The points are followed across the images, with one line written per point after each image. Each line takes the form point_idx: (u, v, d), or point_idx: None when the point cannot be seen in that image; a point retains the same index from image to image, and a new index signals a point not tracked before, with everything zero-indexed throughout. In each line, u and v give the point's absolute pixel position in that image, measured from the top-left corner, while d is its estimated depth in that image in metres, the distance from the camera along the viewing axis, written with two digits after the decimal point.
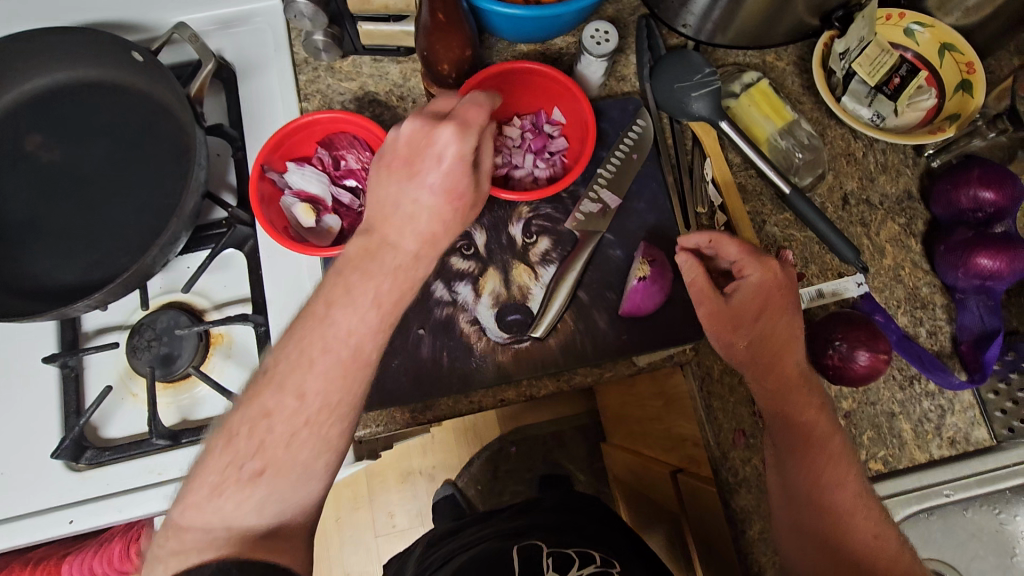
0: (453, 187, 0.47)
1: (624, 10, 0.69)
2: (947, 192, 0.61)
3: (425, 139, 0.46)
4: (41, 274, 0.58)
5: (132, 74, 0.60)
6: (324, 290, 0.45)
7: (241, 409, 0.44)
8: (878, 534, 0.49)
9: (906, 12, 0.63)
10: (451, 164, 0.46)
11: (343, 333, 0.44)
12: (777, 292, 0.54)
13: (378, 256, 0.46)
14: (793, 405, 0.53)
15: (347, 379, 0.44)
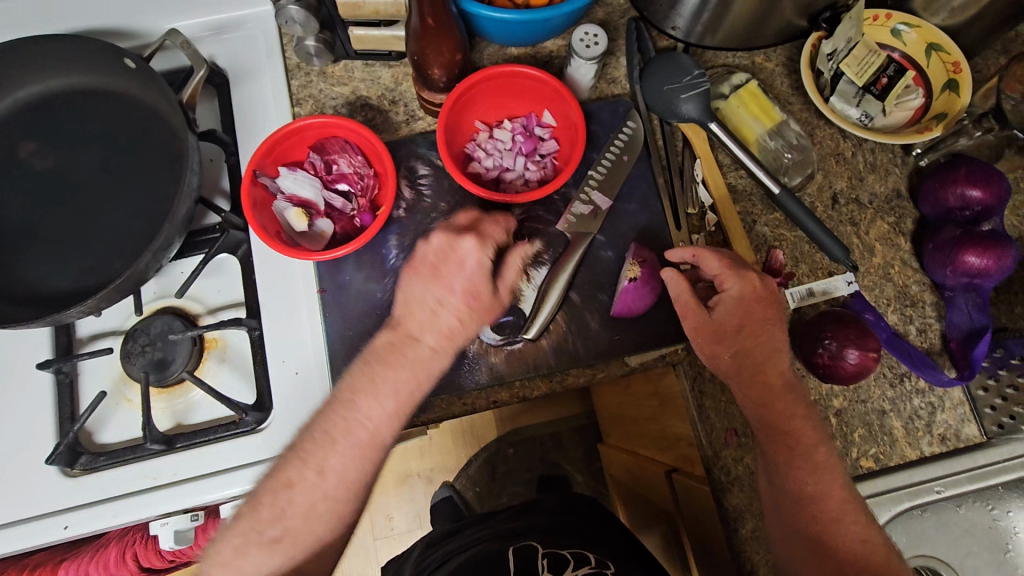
0: (475, 291, 0.50)
1: (614, 12, 0.69)
2: (935, 191, 0.61)
3: (448, 249, 0.50)
4: (35, 280, 0.58)
5: (124, 80, 0.60)
6: (351, 379, 0.50)
7: (267, 478, 0.50)
8: (866, 537, 0.50)
9: (893, 12, 0.64)
10: (472, 269, 0.50)
11: (361, 419, 0.49)
12: (760, 299, 0.55)
13: (401, 350, 0.50)
14: (779, 415, 0.53)
15: (362, 459, 0.49)
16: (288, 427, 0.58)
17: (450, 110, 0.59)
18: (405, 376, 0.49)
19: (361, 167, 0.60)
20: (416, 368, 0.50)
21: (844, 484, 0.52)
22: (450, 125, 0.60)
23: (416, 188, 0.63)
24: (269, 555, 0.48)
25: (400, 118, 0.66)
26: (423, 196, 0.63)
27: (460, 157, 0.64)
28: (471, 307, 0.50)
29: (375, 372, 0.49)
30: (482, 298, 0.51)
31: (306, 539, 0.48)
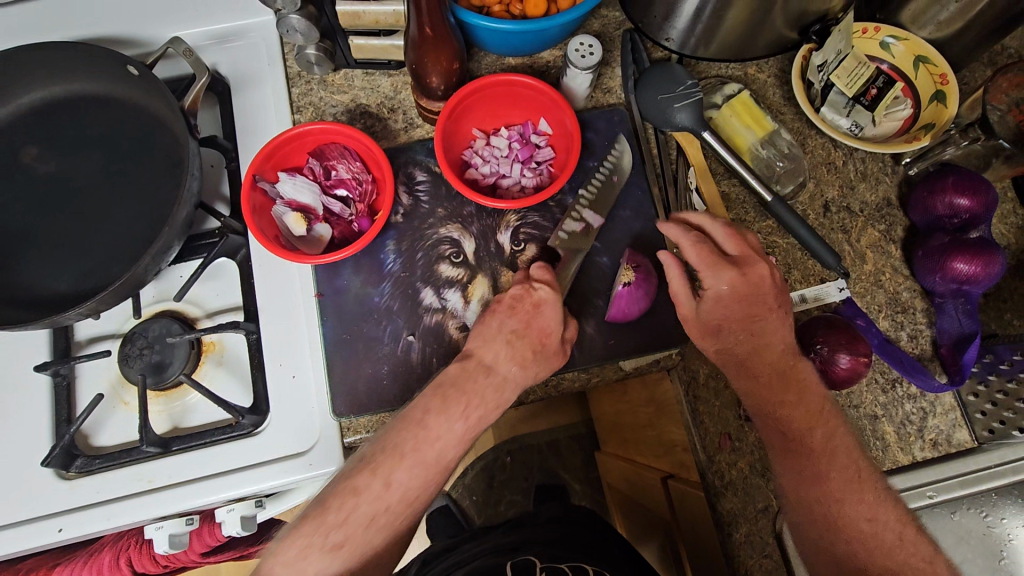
0: (551, 339, 0.55)
1: (610, 25, 0.71)
2: (924, 199, 0.62)
3: (525, 293, 0.55)
4: (33, 284, 0.58)
5: (127, 87, 0.62)
6: (422, 399, 0.51)
7: (334, 485, 0.48)
8: (873, 517, 0.49)
9: (881, 26, 0.66)
10: (557, 308, 0.55)
11: (432, 438, 0.49)
12: (744, 295, 0.54)
13: (474, 376, 0.52)
14: (773, 402, 0.52)
15: (427, 475, 0.49)
16: (286, 431, 0.58)
17: (447, 118, 0.60)
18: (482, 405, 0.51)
19: (360, 172, 0.61)
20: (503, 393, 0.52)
21: (847, 466, 0.50)
22: (447, 133, 0.61)
23: (413, 194, 0.64)
24: (331, 559, 0.45)
25: (399, 125, 0.67)
26: (421, 202, 0.64)
27: (458, 164, 0.65)
28: (543, 347, 0.54)
29: (450, 397, 0.51)
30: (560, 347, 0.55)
31: (366, 547, 0.47)
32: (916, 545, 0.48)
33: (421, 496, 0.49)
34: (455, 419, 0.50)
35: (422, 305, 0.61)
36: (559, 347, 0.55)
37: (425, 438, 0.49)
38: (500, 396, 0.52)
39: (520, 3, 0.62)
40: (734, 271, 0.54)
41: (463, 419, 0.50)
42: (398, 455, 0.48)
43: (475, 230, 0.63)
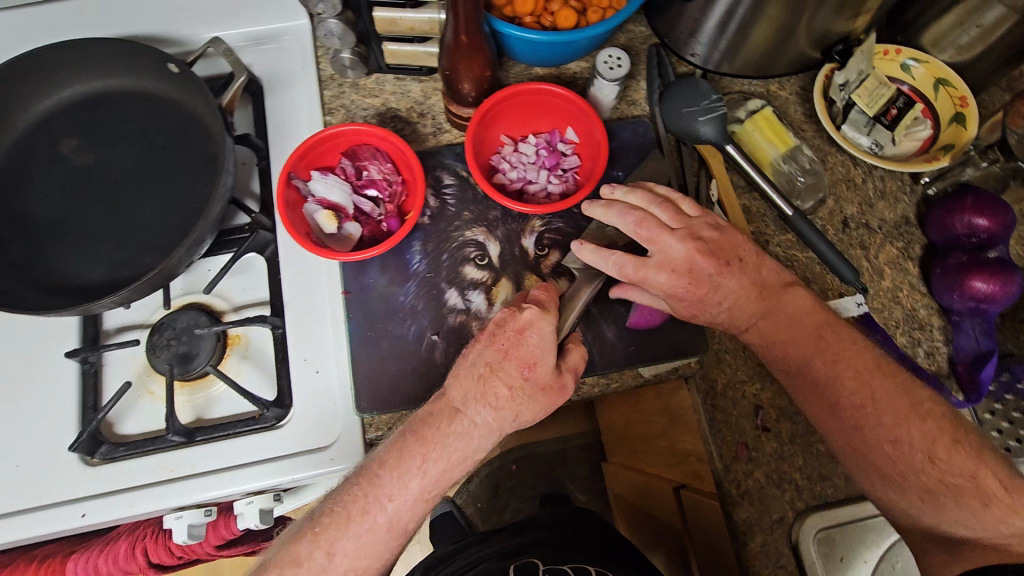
0: (542, 373, 0.51)
1: (636, 39, 0.73)
2: (942, 218, 0.63)
3: (510, 317, 0.52)
4: (67, 271, 0.60)
5: (166, 84, 0.64)
6: (378, 454, 0.49)
7: (279, 552, 0.47)
8: (896, 439, 0.49)
9: (902, 48, 0.67)
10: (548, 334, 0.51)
11: (386, 497, 0.47)
12: (687, 284, 0.55)
13: (436, 423, 0.49)
14: (771, 340, 0.55)
15: (382, 536, 0.47)
16: (309, 425, 0.59)
17: (478, 123, 0.61)
18: (445, 462, 0.49)
19: (391, 174, 0.62)
20: (471, 445, 0.50)
21: (859, 389, 0.51)
22: (477, 138, 0.63)
23: (441, 198, 0.65)
24: None
25: (428, 130, 0.69)
26: (448, 205, 0.65)
27: (486, 169, 0.66)
28: (528, 381, 0.51)
29: (407, 454, 0.48)
30: (554, 380, 0.52)
31: None
32: (950, 462, 0.48)
33: (372, 564, 0.47)
34: (410, 484, 0.48)
35: (446, 306, 0.62)
36: (556, 379, 0.52)
37: (379, 498, 0.47)
38: (472, 445, 0.50)
39: (552, 15, 0.64)
40: (666, 267, 0.55)
41: (420, 476, 0.48)
42: (342, 524, 0.47)
43: (500, 234, 0.64)
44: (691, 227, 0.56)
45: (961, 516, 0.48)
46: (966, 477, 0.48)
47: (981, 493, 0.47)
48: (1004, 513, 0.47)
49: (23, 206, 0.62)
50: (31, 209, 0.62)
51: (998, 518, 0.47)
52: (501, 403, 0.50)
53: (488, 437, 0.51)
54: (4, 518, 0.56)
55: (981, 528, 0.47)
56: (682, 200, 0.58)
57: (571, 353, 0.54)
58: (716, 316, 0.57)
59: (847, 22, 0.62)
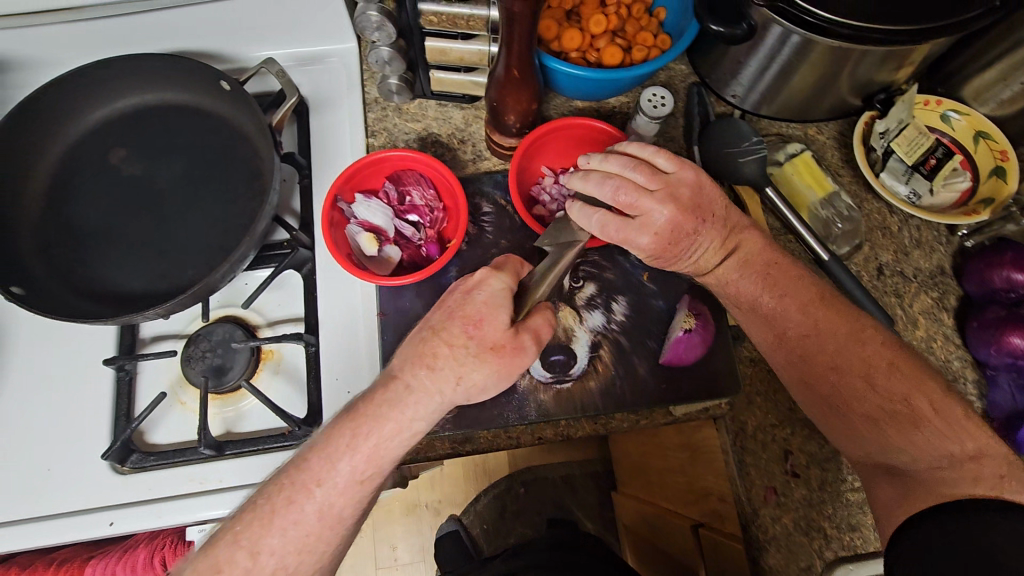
0: (491, 332, 0.48)
1: (676, 77, 0.74)
2: (980, 271, 0.63)
3: (463, 283, 0.51)
4: (109, 279, 0.61)
5: (217, 99, 0.65)
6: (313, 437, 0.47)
7: (192, 560, 0.43)
8: (836, 364, 0.54)
9: (943, 99, 0.68)
10: (500, 289, 0.50)
11: (314, 482, 0.45)
12: (668, 243, 0.56)
13: (395, 405, 0.46)
14: (737, 284, 0.59)
15: (329, 532, 0.45)
16: None
17: (522, 155, 0.63)
18: (377, 436, 0.46)
19: (433, 200, 0.64)
20: (406, 414, 0.46)
21: (804, 321, 0.56)
22: (520, 168, 0.64)
23: (479, 224, 0.66)
24: None
25: (467, 156, 0.70)
26: (485, 232, 0.66)
27: (527, 199, 0.66)
28: (473, 340, 0.47)
29: (336, 435, 0.46)
30: (509, 340, 0.48)
31: None
32: (887, 387, 0.52)
33: (303, 562, 0.45)
34: (337, 463, 0.45)
35: None
36: (513, 340, 0.48)
37: (306, 484, 0.45)
38: (414, 417, 0.47)
39: (597, 51, 0.65)
40: (648, 230, 0.55)
41: (349, 456, 0.45)
42: (266, 519, 0.44)
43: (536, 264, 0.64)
44: (667, 187, 0.55)
45: (897, 440, 0.51)
46: (900, 400, 0.51)
47: (913, 416, 0.50)
48: (935, 435, 0.49)
49: (70, 214, 0.63)
50: (77, 217, 0.63)
51: (931, 439, 0.49)
52: (440, 364, 0.47)
53: (423, 403, 0.47)
54: (32, 521, 0.57)
55: (916, 449, 0.50)
56: (656, 156, 0.56)
57: (534, 319, 0.50)
58: (688, 265, 0.59)
59: (889, 73, 0.62)
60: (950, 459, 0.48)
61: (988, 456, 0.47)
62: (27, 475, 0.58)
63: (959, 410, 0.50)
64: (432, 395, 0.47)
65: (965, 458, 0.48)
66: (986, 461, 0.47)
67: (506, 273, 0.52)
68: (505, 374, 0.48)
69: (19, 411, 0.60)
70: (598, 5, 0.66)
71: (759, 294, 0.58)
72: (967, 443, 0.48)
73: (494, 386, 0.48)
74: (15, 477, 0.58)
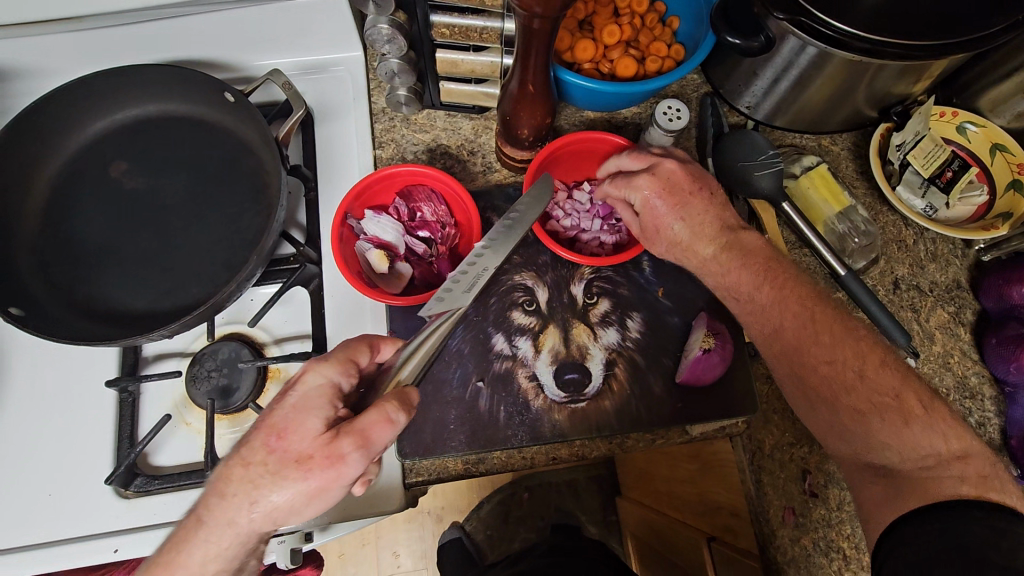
0: (298, 442, 0.39)
1: (688, 86, 0.73)
2: (999, 286, 0.62)
3: (287, 387, 0.42)
4: (110, 297, 0.59)
5: (220, 111, 0.63)
6: None
7: None
8: (831, 359, 0.51)
9: (959, 111, 0.67)
10: (315, 390, 0.42)
11: None
12: (666, 195, 0.57)
13: (186, 550, 0.40)
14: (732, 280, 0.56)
15: None
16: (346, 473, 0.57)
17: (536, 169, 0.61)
18: None
19: (444, 216, 0.62)
20: (196, 557, 0.40)
21: (801, 314, 0.52)
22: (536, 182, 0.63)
23: None
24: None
25: (477, 168, 0.69)
26: None
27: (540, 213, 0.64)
28: (274, 455, 0.39)
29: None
30: (320, 450, 0.38)
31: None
32: (878, 380, 0.49)
33: None
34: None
35: (493, 351, 0.60)
36: (325, 448, 0.38)
37: None
38: (216, 550, 0.40)
39: (611, 62, 0.64)
40: (648, 174, 0.57)
41: None
42: None
43: (549, 280, 0.63)
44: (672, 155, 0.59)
45: (885, 433, 0.48)
46: (889, 396, 0.49)
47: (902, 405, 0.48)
48: (920, 429, 0.47)
49: (69, 230, 0.61)
50: (77, 233, 0.61)
51: (917, 437, 0.47)
52: (231, 491, 0.39)
53: (215, 540, 0.40)
54: (37, 548, 0.55)
55: (901, 445, 0.47)
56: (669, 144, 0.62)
57: (365, 414, 0.40)
58: (676, 233, 0.58)
59: (906, 86, 0.61)
60: (936, 458, 0.46)
61: (971, 456, 0.46)
62: (27, 500, 0.57)
63: (944, 409, 0.48)
64: (225, 529, 0.39)
65: (951, 456, 0.46)
66: (970, 463, 0.46)
67: (330, 368, 0.43)
68: (319, 493, 0.38)
69: (17, 435, 0.58)
70: (612, 15, 0.65)
71: (759, 285, 0.55)
72: (952, 442, 0.47)
73: (310, 507, 0.39)
74: (17, 501, 0.57)
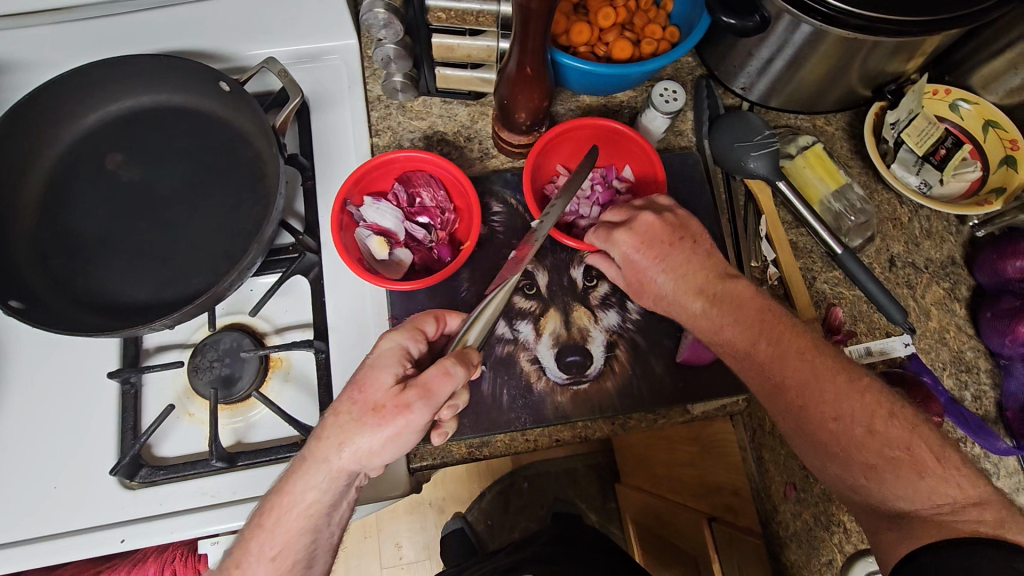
0: (375, 393, 0.46)
1: (683, 69, 0.73)
2: (993, 261, 0.63)
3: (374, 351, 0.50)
4: (111, 290, 0.59)
5: (216, 101, 0.63)
6: (233, 551, 0.48)
7: None
8: (838, 416, 0.49)
9: (952, 89, 0.67)
10: (388, 351, 0.49)
11: (233, 566, 0.48)
12: (646, 250, 0.56)
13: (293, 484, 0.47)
14: (728, 336, 0.53)
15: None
16: None
17: (539, 152, 0.62)
18: (283, 517, 0.47)
19: (443, 201, 0.62)
20: (298, 488, 0.47)
21: None
22: (536, 166, 0.63)
23: (489, 225, 0.65)
24: None
25: (474, 154, 0.69)
26: (496, 232, 0.65)
27: (540, 197, 0.65)
28: (358, 405, 0.46)
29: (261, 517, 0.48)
30: (391, 400, 0.46)
31: None
32: (889, 434, 0.47)
33: None
34: (254, 541, 0.47)
35: (494, 336, 0.61)
36: (395, 397, 0.45)
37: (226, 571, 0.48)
38: (313, 482, 0.47)
39: (606, 45, 0.64)
40: (626, 229, 0.56)
41: (264, 544, 0.47)
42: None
43: (548, 263, 0.63)
44: (653, 206, 0.58)
45: (900, 485, 0.46)
46: (902, 447, 0.47)
47: None
48: (937, 482, 0.45)
49: (66, 223, 0.61)
50: (74, 226, 0.61)
51: (932, 488, 0.45)
52: (326, 435, 0.46)
53: (312, 476, 0.47)
54: (42, 540, 0.55)
55: (900, 419, 0.48)
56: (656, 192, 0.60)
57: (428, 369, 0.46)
58: (661, 290, 0.56)
59: (899, 64, 0.62)
60: (951, 505, 0.45)
61: (988, 502, 0.45)
62: (32, 494, 0.56)
63: (957, 456, 0.47)
64: (319, 468, 0.46)
65: (967, 503, 0.45)
66: (988, 508, 0.44)
67: (404, 333, 0.51)
68: (392, 436, 0.45)
69: (22, 430, 0.58)
70: None
71: None
72: (968, 489, 0.45)
73: (388, 449, 0.46)
74: (22, 495, 0.57)
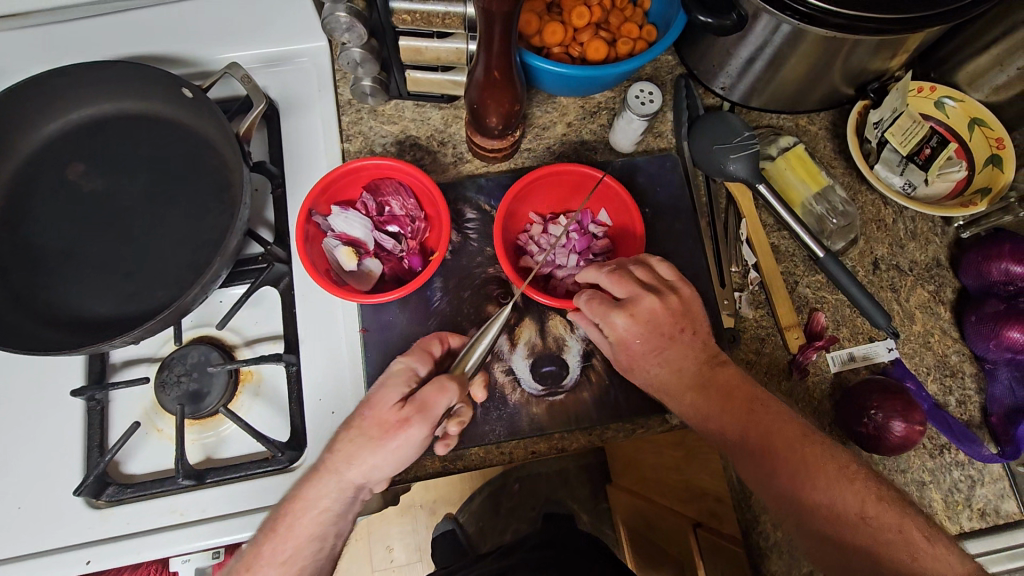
0: (380, 411, 0.49)
1: (662, 68, 0.71)
2: (978, 264, 0.62)
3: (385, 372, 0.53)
4: (74, 306, 0.57)
5: (179, 108, 0.61)
6: (243, 555, 0.49)
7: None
8: (831, 501, 0.48)
9: (937, 86, 0.65)
10: (397, 373, 0.51)
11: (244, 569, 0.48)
12: (643, 332, 0.54)
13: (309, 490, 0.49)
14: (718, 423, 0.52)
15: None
16: None
17: (512, 198, 0.61)
18: (295, 522, 0.49)
19: (413, 210, 0.61)
20: (313, 496, 0.48)
21: None
22: (510, 212, 0.62)
23: (462, 232, 0.64)
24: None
25: (448, 159, 0.67)
26: (470, 240, 0.63)
27: (514, 246, 0.64)
28: (366, 421, 0.49)
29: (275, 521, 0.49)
30: (393, 416, 0.48)
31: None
32: (881, 520, 0.46)
33: None
34: (264, 544, 0.48)
35: None
36: (396, 415, 0.48)
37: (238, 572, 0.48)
38: (326, 489, 0.49)
39: (581, 45, 0.62)
40: (626, 312, 0.53)
41: (274, 549, 0.48)
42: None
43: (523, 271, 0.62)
44: (658, 285, 0.55)
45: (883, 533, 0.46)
46: (894, 532, 0.46)
47: None
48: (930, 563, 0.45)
49: (27, 236, 0.59)
50: (35, 240, 0.59)
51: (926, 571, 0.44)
52: (337, 448, 0.48)
53: (324, 486, 0.48)
54: (9, 563, 0.54)
55: None
56: (658, 263, 0.57)
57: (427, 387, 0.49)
58: (651, 376, 0.55)
59: (882, 61, 0.60)
60: None
61: None
62: None
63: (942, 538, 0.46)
64: (330, 479, 0.48)
65: None
66: None
67: (413, 356, 0.53)
68: (397, 451, 0.48)
69: None
70: None
71: None
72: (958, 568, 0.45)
73: (393, 463, 0.48)
74: None
